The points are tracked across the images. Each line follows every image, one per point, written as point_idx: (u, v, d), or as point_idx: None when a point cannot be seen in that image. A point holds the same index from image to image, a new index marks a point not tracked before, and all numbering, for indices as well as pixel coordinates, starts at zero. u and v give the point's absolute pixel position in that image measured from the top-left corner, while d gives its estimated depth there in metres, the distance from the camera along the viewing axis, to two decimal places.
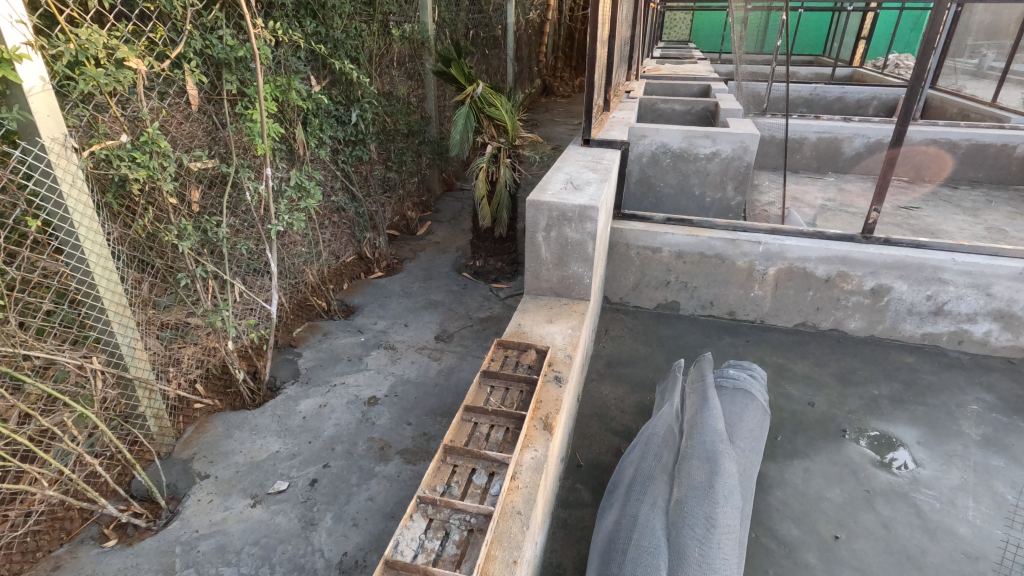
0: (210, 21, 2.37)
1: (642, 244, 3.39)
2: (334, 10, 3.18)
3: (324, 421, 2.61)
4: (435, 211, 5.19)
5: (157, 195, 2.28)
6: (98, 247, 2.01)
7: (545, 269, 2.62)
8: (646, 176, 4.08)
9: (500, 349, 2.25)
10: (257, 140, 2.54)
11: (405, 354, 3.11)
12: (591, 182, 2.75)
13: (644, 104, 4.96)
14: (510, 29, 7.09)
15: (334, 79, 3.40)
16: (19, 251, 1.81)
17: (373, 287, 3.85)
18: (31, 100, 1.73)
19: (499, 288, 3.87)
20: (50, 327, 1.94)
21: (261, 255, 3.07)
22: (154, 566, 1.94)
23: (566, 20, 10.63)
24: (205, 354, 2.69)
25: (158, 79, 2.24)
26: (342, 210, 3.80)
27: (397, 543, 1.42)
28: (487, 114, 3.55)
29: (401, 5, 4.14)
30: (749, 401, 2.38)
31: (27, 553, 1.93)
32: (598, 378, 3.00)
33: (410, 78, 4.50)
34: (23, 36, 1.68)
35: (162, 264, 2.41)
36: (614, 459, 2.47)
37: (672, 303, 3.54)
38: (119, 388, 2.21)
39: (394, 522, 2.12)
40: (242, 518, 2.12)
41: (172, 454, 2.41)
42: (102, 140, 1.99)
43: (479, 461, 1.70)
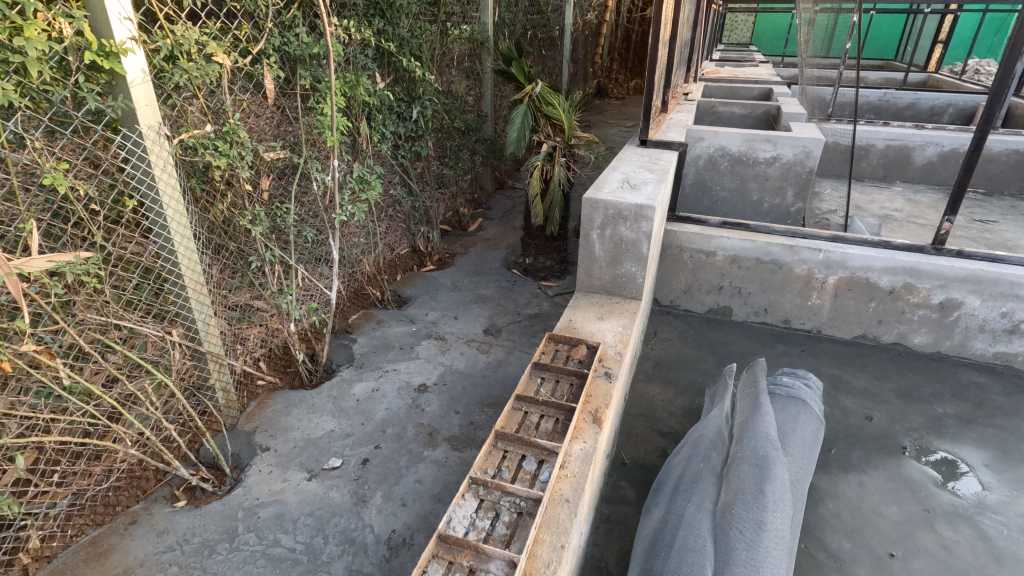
0: (289, 19, 2.51)
1: (696, 247, 3.34)
2: (401, 10, 3.29)
3: (377, 404, 2.71)
4: (486, 209, 5.27)
5: (235, 181, 2.43)
6: (182, 229, 2.17)
7: (598, 266, 2.63)
8: (701, 179, 4.02)
9: (550, 342, 2.28)
10: (327, 133, 2.67)
11: (455, 345, 3.19)
12: (648, 182, 2.74)
13: (702, 106, 4.89)
14: (567, 30, 7.10)
15: (397, 76, 3.51)
16: (115, 229, 1.98)
17: (425, 280, 3.96)
18: (133, 90, 1.90)
19: (547, 286, 3.90)
20: (137, 300, 2.10)
21: (323, 244, 3.21)
22: (219, 527, 2.08)
23: (624, 21, 10.49)
24: (268, 335, 2.84)
25: (240, 74, 2.38)
26: (399, 204, 3.93)
27: (449, 519, 1.49)
28: (545, 113, 3.60)
29: (463, 6, 4.23)
30: (803, 410, 2.32)
31: (109, 506, 2.11)
32: (645, 379, 2.99)
33: (468, 77, 4.60)
34: (129, 31, 1.83)
35: (235, 248, 2.57)
36: (659, 460, 2.46)
37: (724, 308, 3.48)
38: (193, 360, 2.37)
39: (440, 505, 2.19)
40: (299, 491, 2.24)
41: (236, 426, 2.57)
42: (190, 129, 2.14)
43: (529, 448, 1.74)
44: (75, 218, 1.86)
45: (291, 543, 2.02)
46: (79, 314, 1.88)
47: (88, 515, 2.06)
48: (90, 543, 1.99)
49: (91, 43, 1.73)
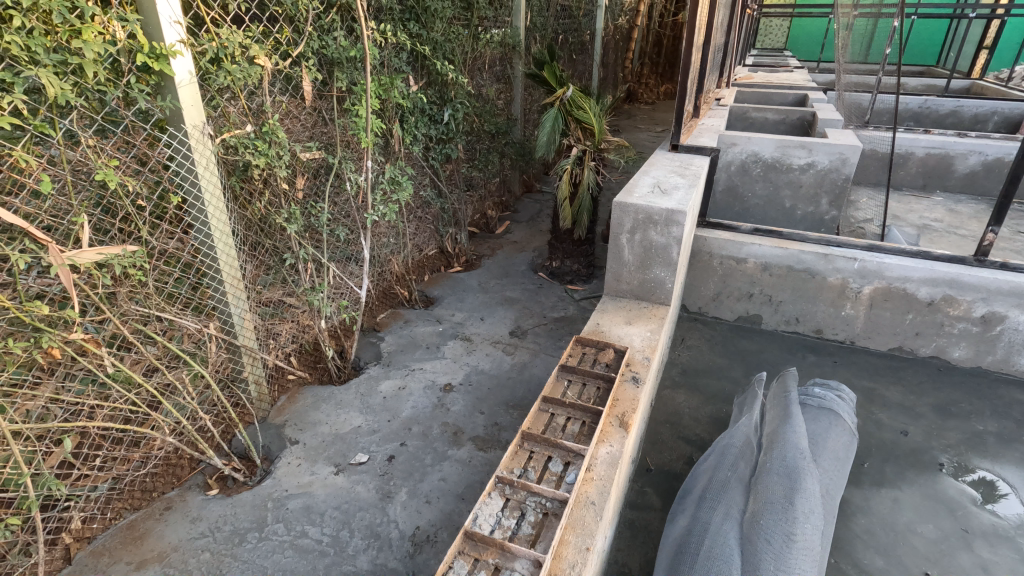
0: (327, 23, 2.57)
1: (726, 253, 3.30)
2: (435, 14, 3.34)
3: (403, 402, 2.75)
4: (514, 211, 5.29)
5: (272, 180, 2.50)
6: (221, 225, 2.24)
7: (627, 271, 2.62)
8: (733, 185, 3.96)
9: (578, 345, 2.29)
10: (362, 134, 2.73)
11: (481, 346, 3.21)
12: (679, 187, 2.72)
13: (735, 112, 4.82)
14: (598, 34, 7.08)
15: (430, 79, 3.56)
16: (159, 224, 2.06)
17: (452, 281, 3.99)
18: (180, 91, 1.97)
19: (574, 290, 3.89)
20: (177, 293, 2.18)
21: (355, 243, 3.28)
22: (249, 517, 2.13)
23: (655, 25, 10.41)
24: (299, 330, 2.91)
25: (280, 76, 2.45)
26: (428, 205, 3.97)
27: (476, 517, 1.51)
28: (575, 117, 3.60)
29: (496, 10, 4.27)
30: (836, 421, 2.27)
31: (146, 492, 2.19)
32: (671, 385, 2.96)
33: (499, 80, 4.63)
34: (178, 35, 1.91)
35: (270, 245, 2.64)
36: (685, 467, 2.44)
37: (754, 316, 3.43)
38: (228, 353, 2.44)
39: (464, 504, 2.20)
40: (327, 484, 2.28)
41: (267, 419, 2.63)
42: (232, 129, 2.22)
43: (555, 450, 1.75)
44: (123, 213, 1.93)
45: (318, 535, 2.06)
46: (123, 305, 1.96)
47: (126, 499, 2.13)
48: (127, 527, 2.07)
49: (143, 45, 1.81)
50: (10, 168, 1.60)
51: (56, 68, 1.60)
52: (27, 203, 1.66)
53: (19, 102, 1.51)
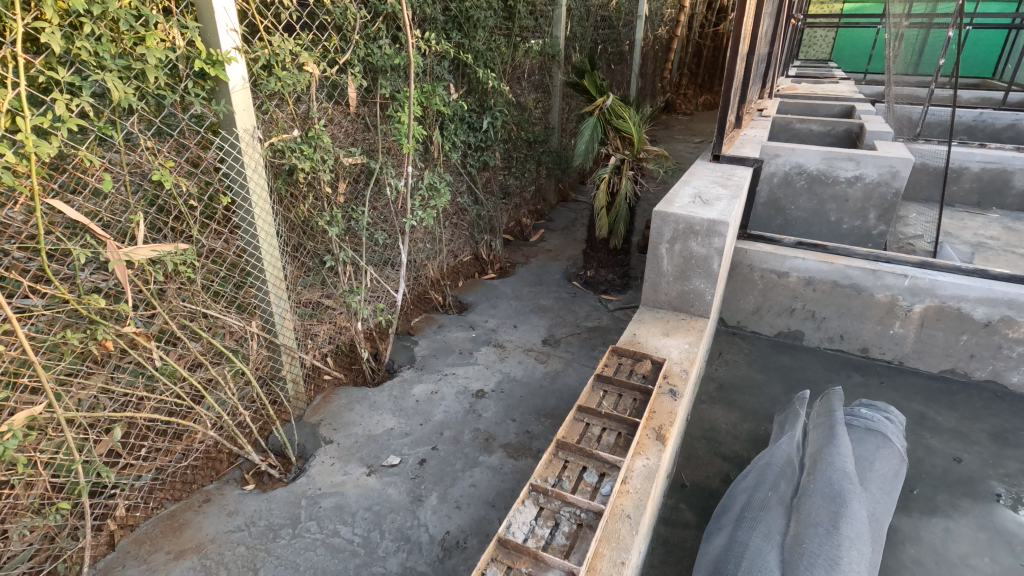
0: (374, 32, 2.63)
1: (767, 267, 3.21)
2: (477, 23, 3.39)
3: (435, 406, 2.76)
4: (548, 220, 5.27)
5: (316, 184, 2.57)
6: (267, 226, 2.30)
7: (665, 281, 2.58)
8: (775, 197, 3.87)
9: (614, 355, 2.26)
10: (404, 140, 2.78)
11: (513, 353, 3.21)
12: (721, 198, 2.67)
13: (778, 123, 4.72)
14: (638, 45, 7.05)
15: (471, 88, 3.60)
16: (209, 223, 2.13)
17: (486, 287, 4.01)
18: (234, 96, 2.04)
19: (608, 299, 3.85)
20: (223, 291, 2.25)
21: (392, 247, 3.32)
22: (284, 513, 2.16)
23: (695, 36, 10.29)
24: (336, 332, 2.95)
25: (326, 82, 2.51)
26: (465, 212, 4.00)
27: (509, 524, 1.50)
28: (614, 126, 3.59)
29: (537, 20, 4.30)
30: (883, 444, 2.17)
31: (186, 484, 2.25)
32: (708, 400, 2.89)
33: (538, 90, 4.66)
34: (234, 42, 1.98)
35: (312, 247, 2.70)
36: (721, 485, 2.37)
37: (796, 332, 3.32)
38: (269, 351, 2.50)
39: (494, 511, 2.19)
40: (359, 485, 2.30)
41: (303, 417, 2.68)
42: (280, 134, 2.28)
43: (590, 460, 1.73)
44: (176, 212, 2.01)
45: (349, 535, 2.08)
46: (172, 301, 2.02)
47: (168, 490, 2.20)
48: (168, 517, 2.13)
49: (201, 51, 1.88)
50: (75, 167, 1.68)
51: (121, 73, 1.68)
52: (88, 201, 1.74)
53: (85, 104, 1.59)
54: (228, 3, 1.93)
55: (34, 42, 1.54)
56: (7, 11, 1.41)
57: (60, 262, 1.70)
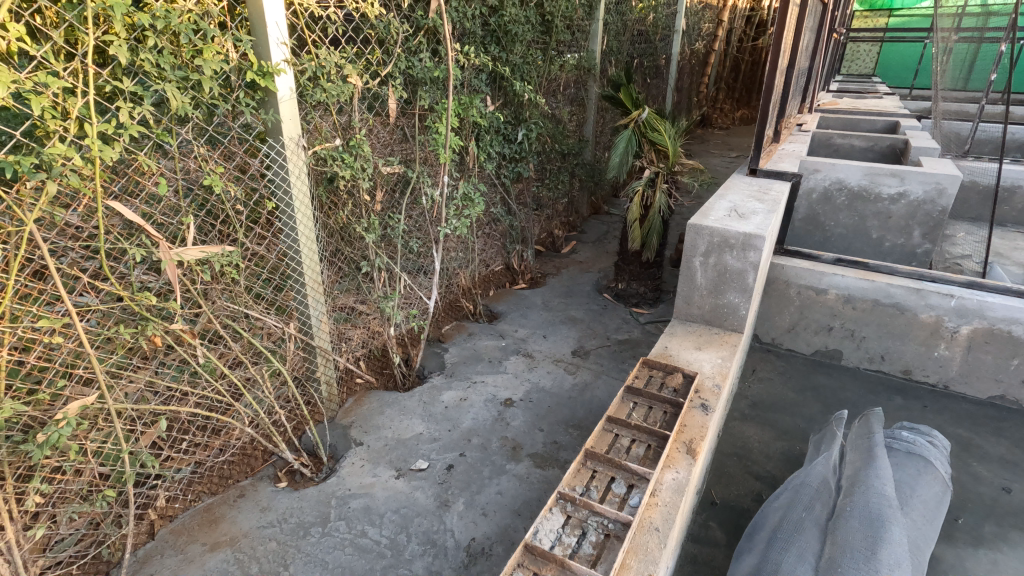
0: (415, 45, 2.71)
1: (805, 283, 3.14)
2: (515, 37, 3.45)
3: (464, 413, 2.78)
4: (580, 232, 5.28)
5: (355, 192, 2.64)
6: (308, 231, 2.38)
7: (699, 295, 2.56)
8: (814, 213, 3.79)
9: (645, 367, 2.25)
10: (440, 151, 2.83)
11: (542, 363, 3.21)
12: (757, 212, 2.64)
13: (818, 138, 4.63)
14: (674, 59, 7.03)
15: (507, 100, 3.66)
16: (253, 227, 2.22)
17: (517, 297, 4.03)
18: (281, 105, 2.13)
19: (639, 313, 3.83)
20: (264, 293, 2.33)
21: (426, 255, 3.38)
22: (314, 512, 2.21)
23: (733, 50, 10.18)
24: (369, 337, 3.01)
25: (369, 94, 2.59)
26: (498, 222, 4.05)
27: (536, 531, 1.51)
28: (649, 139, 3.59)
29: (574, 34, 4.35)
30: (926, 469, 2.09)
31: (223, 478, 2.32)
32: (740, 417, 2.84)
33: (573, 103, 4.69)
34: (283, 55, 2.07)
35: (349, 253, 2.77)
36: (753, 504, 2.32)
37: (833, 351, 3.23)
38: (305, 353, 2.57)
39: (520, 520, 2.19)
40: (387, 487, 2.33)
41: (335, 419, 2.74)
42: (323, 143, 2.36)
43: (619, 471, 1.73)
44: (224, 215, 2.09)
45: (377, 536, 2.11)
46: (215, 301, 2.10)
47: (205, 483, 2.28)
48: (204, 509, 2.21)
49: (253, 64, 1.98)
50: (134, 171, 1.78)
51: (179, 83, 1.78)
52: (145, 204, 1.84)
53: (146, 112, 1.68)
54: (280, 17, 2.03)
55: (103, 54, 1.65)
56: (80, 25, 1.52)
57: (117, 261, 1.80)
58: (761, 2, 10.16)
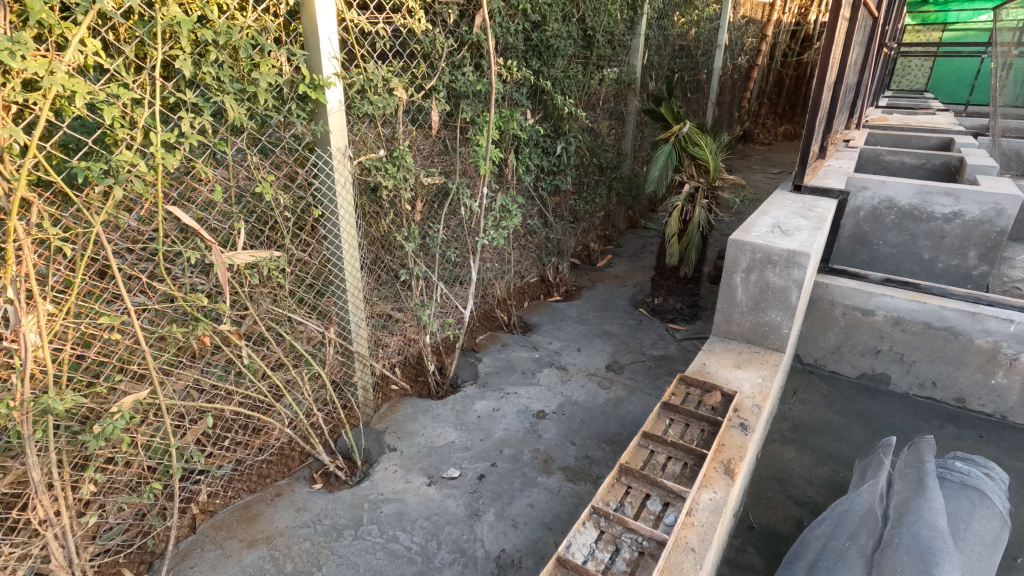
0: (459, 60, 2.78)
1: (851, 303, 3.04)
2: (556, 52, 3.49)
3: (496, 423, 2.79)
4: (616, 246, 5.24)
5: (397, 202, 2.70)
6: (351, 238, 2.44)
7: (739, 312, 2.50)
8: (861, 231, 3.67)
9: (682, 384, 2.22)
10: (481, 162, 2.87)
11: (576, 376, 3.19)
12: (801, 229, 2.58)
13: (866, 154, 4.51)
14: (716, 74, 6.96)
15: (547, 113, 3.69)
16: (299, 233, 2.29)
17: (551, 309, 4.03)
18: (330, 117, 2.20)
19: (675, 329, 3.77)
20: (307, 297, 2.40)
21: (462, 265, 3.42)
22: (347, 514, 2.24)
23: (777, 65, 10.01)
24: (405, 344, 3.06)
25: (413, 107, 2.66)
26: (534, 234, 4.06)
27: (570, 544, 1.51)
28: (690, 153, 3.56)
29: (615, 49, 4.36)
30: (981, 503, 1.97)
31: (262, 477, 2.39)
32: (780, 439, 2.75)
33: (612, 117, 4.69)
34: (334, 69, 2.15)
35: (389, 261, 2.83)
36: (793, 530, 2.24)
37: (880, 375, 3.11)
38: (343, 357, 2.63)
39: (551, 534, 2.17)
40: (419, 494, 2.35)
41: (370, 424, 2.78)
42: (368, 153, 2.43)
43: (654, 488, 1.71)
44: (272, 222, 2.18)
45: (408, 542, 2.12)
46: (261, 304, 2.18)
47: (245, 481, 2.34)
48: (243, 506, 2.27)
49: (305, 77, 2.06)
50: (191, 178, 1.87)
51: (237, 95, 1.86)
52: (200, 209, 1.93)
53: (206, 123, 1.77)
54: (333, 33, 2.11)
55: (168, 68, 1.74)
56: (150, 41, 1.61)
57: (172, 263, 1.89)
58: (807, 17, 9.98)
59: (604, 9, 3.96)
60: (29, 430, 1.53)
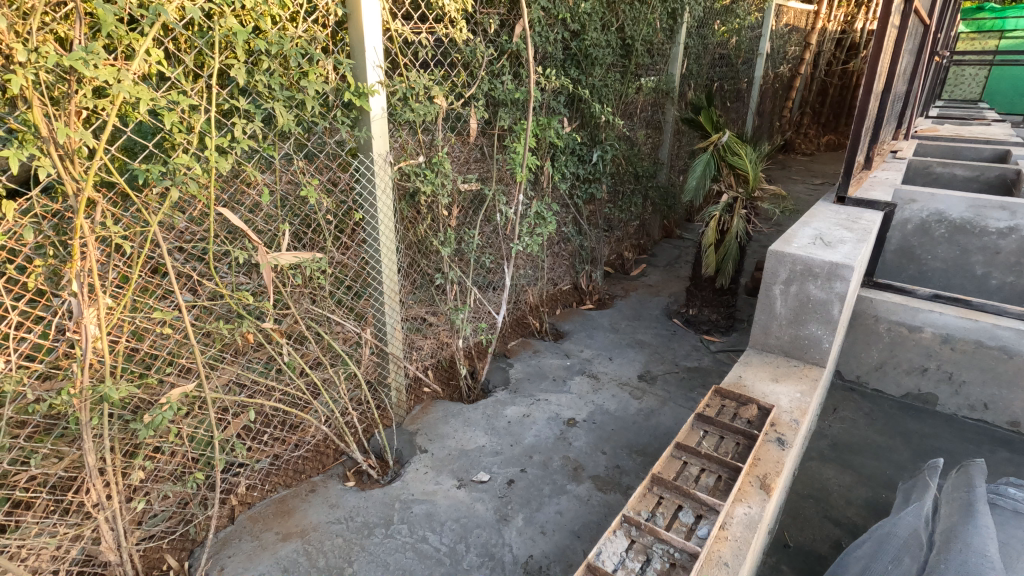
0: (498, 68, 2.82)
1: (896, 319, 2.94)
2: (595, 60, 3.51)
3: (527, 429, 2.79)
4: (651, 255, 5.20)
5: (434, 207, 2.75)
6: (389, 242, 2.50)
7: (777, 324, 2.45)
8: (908, 245, 3.55)
9: (717, 396, 2.19)
10: (517, 169, 2.90)
11: (607, 385, 3.17)
12: (845, 241, 2.51)
13: (914, 166, 4.41)
14: (757, 83, 6.84)
15: (584, 121, 3.70)
16: (340, 236, 2.36)
17: (584, 317, 4.02)
18: (373, 123, 2.27)
19: (710, 340, 3.71)
20: (345, 299, 2.46)
21: (496, 271, 3.45)
22: (379, 513, 2.28)
23: (821, 73, 9.76)
24: (438, 347, 3.10)
25: (452, 115, 2.71)
26: (568, 241, 4.07)
27: (600, 551, 1.51)
28: (729, 163, 3.51)
29: (654, 58, 4.35)
30: None
31: (297, 472, 2.45)
32: (818, 457, 2.67)
33: (649, 126, 4.67)
34: (378, 78, 2.22)
35: (425, 265, 2.88)
36: (831, 551, 2.17)
37: (927, 395, 2.99)
38: (378, 358, 2.68)
39: (579, 542, 2.15)
40: (449, 496, 2.37)
41: (403, 425, 2.83)
42: (408, 159, 2.49)
43: (686, 500, 1.70)
44: (315, 225, 2.25)
45: (437, 543, 2.15)
46: (302, 304, 2.25)
47: (281, 476, 2.41)
48: (279, 500, 2.33)
49: (350, 85, 2.13)
50: (241, 181, 1.95)
51: (286, 102, 1.93)
52: (248, 212, 2.01)
53: (257, 128, 1.85)
54: (378, 43, 2.18)
55: (224, 76, 1.83)
56: (208, 51, 1.70)
57: (220, 262, 1.97)
58: (853, 24, 9.72)
59: (644, 18, 3.96)
60: (85, 416, 1.61)
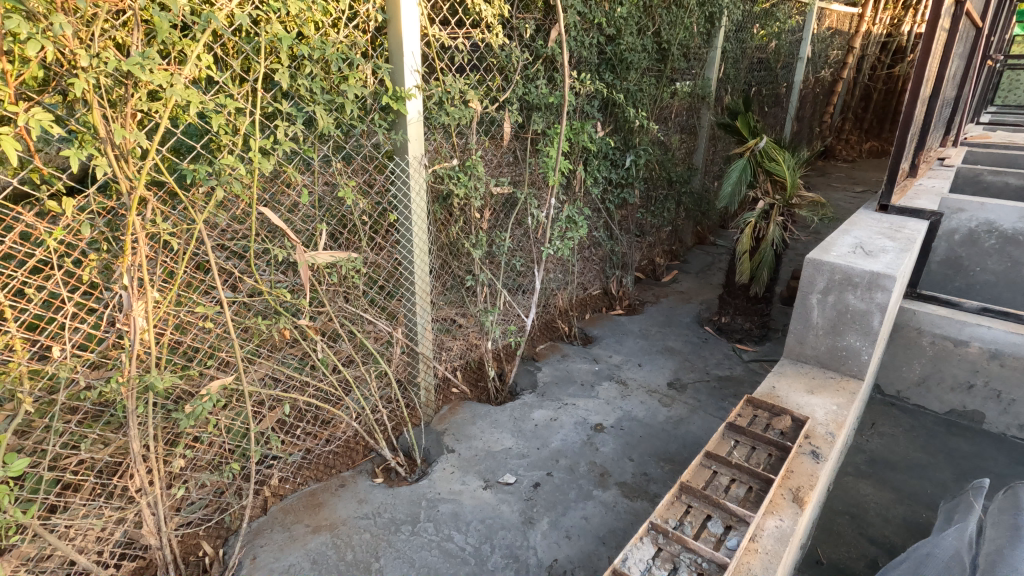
0: (533, 73, 2.83)
1: (940, 332, 2.83)
2: (630, 65, 3.49)
3: (553, 433, 2.79)
4: (683, 262, 5.13)
5: (467, 210, 2.78)
6: (422, 244, 2.53)
7: (814, 334, 2.39)
8: (955, 256, 3.41)
9: (749, 406, 2.15)
10: (550, 173, 2.91)
11: (636, 392, 3.14)
12: (887, 250, 2.43)
13: (963, 173, 4.27)
14: (796, 87, 6.68)
15: (617, 126, 3.68)
16: (374, 237, 2.41)
17: (613, 323, 3.99)
18: (409, 126, 2.31)
19: (742, 349, 3.64)
20: (378, 299, 2.51)
21: (526, 275, 3.46)
22: (406, 510, 2.31)
23: (864, 78, 9.48)
24: (467, 349, 3.12)
25: (486, 118, 2.74)
26: (599, 246, 4.05)
27: (626, 558, 1.50)
28: (766, 169, 3.43)
29: (690, 62, 4.30)
30: None
31: (327, 467, 2.51)
32: (854, 472, 2.59)
33: (683, 130, 4.62)
34: (415, 82, 2.26)
35: (457, 267, 2.91)
36: (866, 570, 2.10)
37: (973, 412, 2.86)
38: (408, 358, 2.73)
39: (605, 548, 2.14)
40: (474, 496, 2.39)
41: (431, 424, 2.86)
42: (442, 162, 2.53)
43: (715, 509, 1.67)
44: (351, 225, 2.30)
45: (462, 542, 2.16)
46: (337, 303, 2.30)
47: (312, 470, 2.47)
48: (310, 494, 2.39)
49: (388, 89, 2.18)
50: (282, 182, 2.02)
51: (326, 106, 1.99)
52: (287, 212, 2.07)
53: (298, 131, 1.91)
54: (416, 48, 2.22)
55: (269, 80, 1.89)
56: (255, 56, 1.76)
57: (259, 259, 2.03)
58: (900, 28, 9.40)
59: (681, 22, 3.92)
60: (132, 404, 1.69)
